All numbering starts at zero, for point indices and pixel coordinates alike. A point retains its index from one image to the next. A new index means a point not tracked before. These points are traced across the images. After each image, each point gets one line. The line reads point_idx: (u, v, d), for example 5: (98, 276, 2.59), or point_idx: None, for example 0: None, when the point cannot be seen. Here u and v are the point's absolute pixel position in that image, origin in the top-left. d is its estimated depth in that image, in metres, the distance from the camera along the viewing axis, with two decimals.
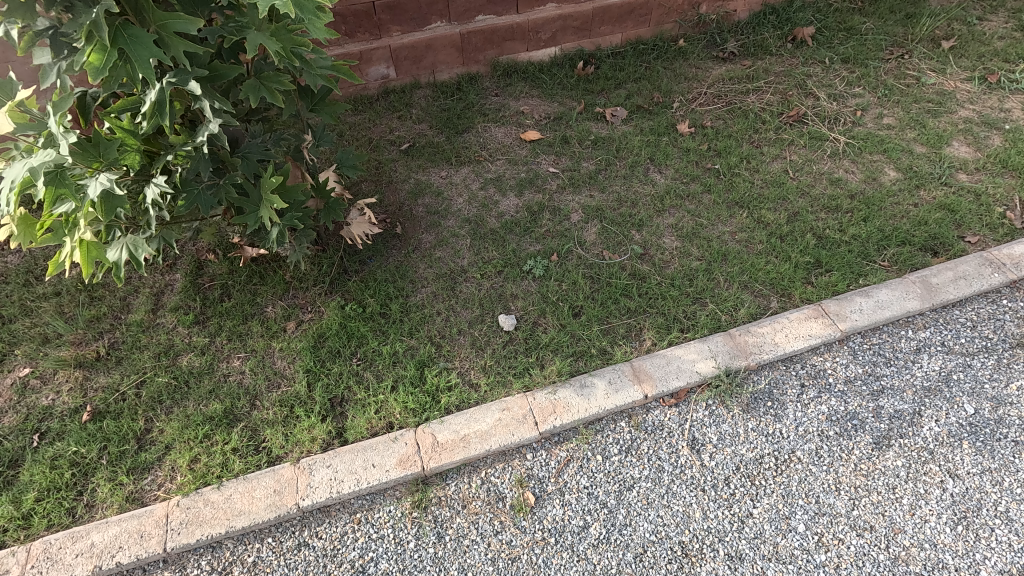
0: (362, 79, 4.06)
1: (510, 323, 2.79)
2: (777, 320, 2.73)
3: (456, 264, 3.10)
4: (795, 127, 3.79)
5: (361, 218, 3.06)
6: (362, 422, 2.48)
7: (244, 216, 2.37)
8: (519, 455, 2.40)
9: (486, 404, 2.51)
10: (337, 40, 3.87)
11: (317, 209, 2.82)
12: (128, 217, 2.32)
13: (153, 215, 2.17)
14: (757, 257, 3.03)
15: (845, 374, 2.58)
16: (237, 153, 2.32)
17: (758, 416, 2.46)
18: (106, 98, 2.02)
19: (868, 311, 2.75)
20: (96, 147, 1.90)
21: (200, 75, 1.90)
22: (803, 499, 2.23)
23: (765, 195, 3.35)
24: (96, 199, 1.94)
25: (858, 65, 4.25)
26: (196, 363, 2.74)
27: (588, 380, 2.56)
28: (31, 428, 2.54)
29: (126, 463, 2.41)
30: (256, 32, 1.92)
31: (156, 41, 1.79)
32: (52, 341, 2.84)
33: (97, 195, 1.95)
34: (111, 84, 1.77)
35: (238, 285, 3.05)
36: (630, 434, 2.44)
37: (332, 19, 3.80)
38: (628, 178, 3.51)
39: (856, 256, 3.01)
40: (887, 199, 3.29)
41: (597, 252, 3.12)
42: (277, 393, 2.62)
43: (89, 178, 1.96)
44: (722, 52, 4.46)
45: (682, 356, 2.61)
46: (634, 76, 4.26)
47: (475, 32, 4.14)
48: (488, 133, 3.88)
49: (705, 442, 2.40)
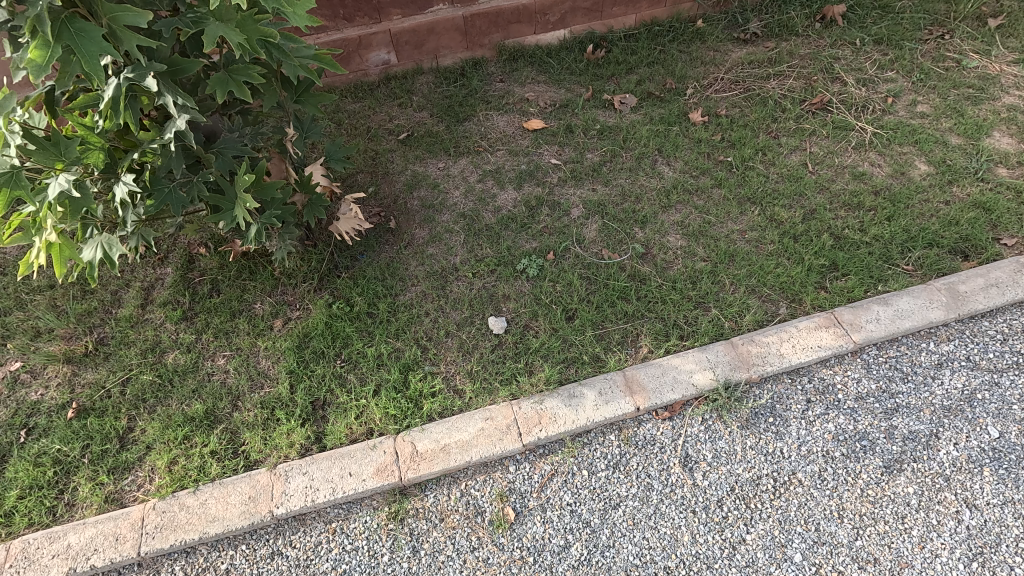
0: (362, 65, 3.93)
1: (499, 326, 2.68)
2: (784, 329, 2.54)
3: (448, 262, 2.99)
4: (818, 115, 3.52)
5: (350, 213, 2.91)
6: (342, 427, 2.41)
7: (220, 214, 2.29)
8: (501, 467, 2.30)
9: (469, 413, 2.40)
10: (335, 24, 3.75)
11: (302, 204, 2.71)
12: (105, 214, 2.27)
13: (123, 214, 2.12)
14: (767, 259, 2.84)
15: (856, 390, 2.38)
16: (212, 149, 2.23)
17: (758, 433, 2.30)
18: (71, 92, 1.94)
19: (886, 321, 2.53)
20: (56, 146, 1.84)
21: (159, 70, 1.80)
22: (802, 526, 2.08)
23: (781, 191, 3.13)
24: (56, 200, 1.88)
25: (892, 46, 3.92)
26: (181, 361, 2.71)
27: (576, 389, 2.43)
28: (18, 423, 2.54)
29: (107, 463, 2.39)
30: (218, 23, 1.80)
31: (108, 34, 1.68)
32: (44, 335, 2.84)
33: (56, 197, 1.88)
34: (65, 80, 1.69)
35: (228, 280, 3.00)
36: (619, 449, 2.31)
37: (330, 3, 3.67)
38: (634, 171, 3.32)
39: (876, 258, 2.80)
40: (915, 195, 3.04)
41: (596, 251, 2.96)
42: (260, 394, 2.57)
43: (52, 178, 1.91)
44: (744, 33, 4.17)
45: (678, 367, 2.45)
46: (646, 60, 4.03)
47: (479, 15, 3.95)
48: (490, 122, 3.72)
49: (699, 460, 2.26)
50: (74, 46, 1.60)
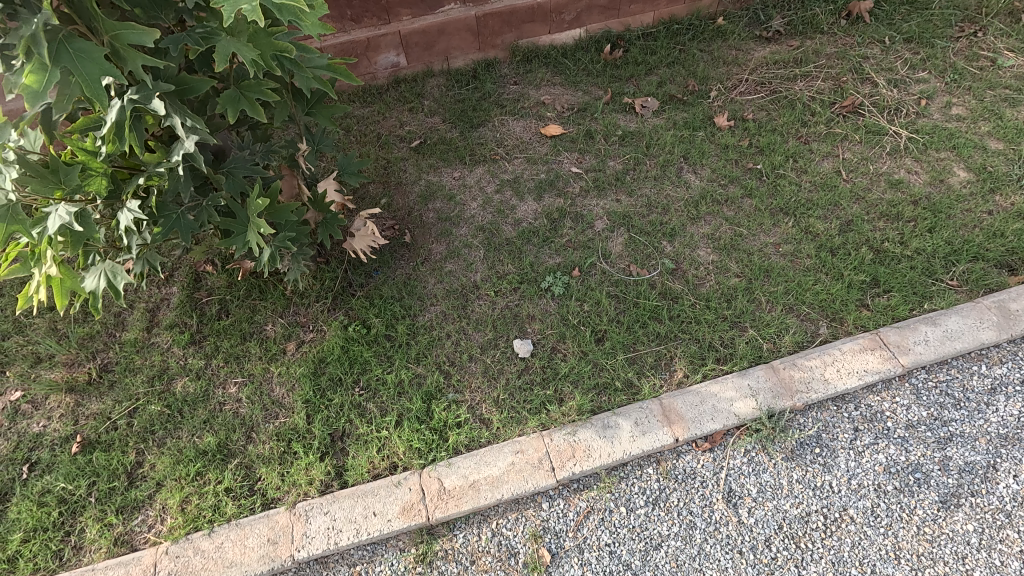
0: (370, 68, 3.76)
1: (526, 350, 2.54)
2: (827, 352, 2.41)
3: (467, 279, 2.84)
4: (849, 119, 3.37)
5: (365, 230, 2.76)
6: (364, 462, 2.28)
7: (232, 239, 2.14)
8: (534, 504, 2.17)
9: (498, 446, 2.27)
10: (342, 26, 3.58)
11: (315, 221, 2.56)
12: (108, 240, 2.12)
13: (129, 243, 1.97)
14: (804, 275, 2.71)
15: (906, 418, 2.26)
16: (222, 169, 2.09)
17: (804, 465, 2.18)
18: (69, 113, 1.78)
19: (934, 343, 2.41)
20: (55, 174, 1.70)
21: (166, 91, 1.65)
22: (858, 568, 1.96)
23: (814, 200, 2.99)
24: (57, 234, 1.73)
25: (923, 44, 3.76)
26: (191, 389, 2.57)
27: (611, 419, 2.30)
28: (20, 458, 2.40)
29: (116, 502, 2.26)
30: (229, 38, 1.65)
31: (110, 53, 1.53)
32: (45, 361, 2.69)
33: (56, 231, 1.74)
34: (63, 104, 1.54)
35: (237, 300, 2.85)
36: (658, 484, 2.19)
37: (337, 4, 3.50)
38: (659, 180, 3.17)
39: (919, 273, 2.66)
40: (956, 204, 2.90)
41: (623, 267, 2.82)
42: (275, 424, 2.44)
43: (52, 208, 1.76)
44: (766, 31, 4.01)
45: (718, 394, 2.33)
46: (666, 60, 3.87)
47: (492, 14, 3.78)
48: (506, 127, 3.57)
49: (743, 495, 2.14)
50: (73, 69, 1.44)
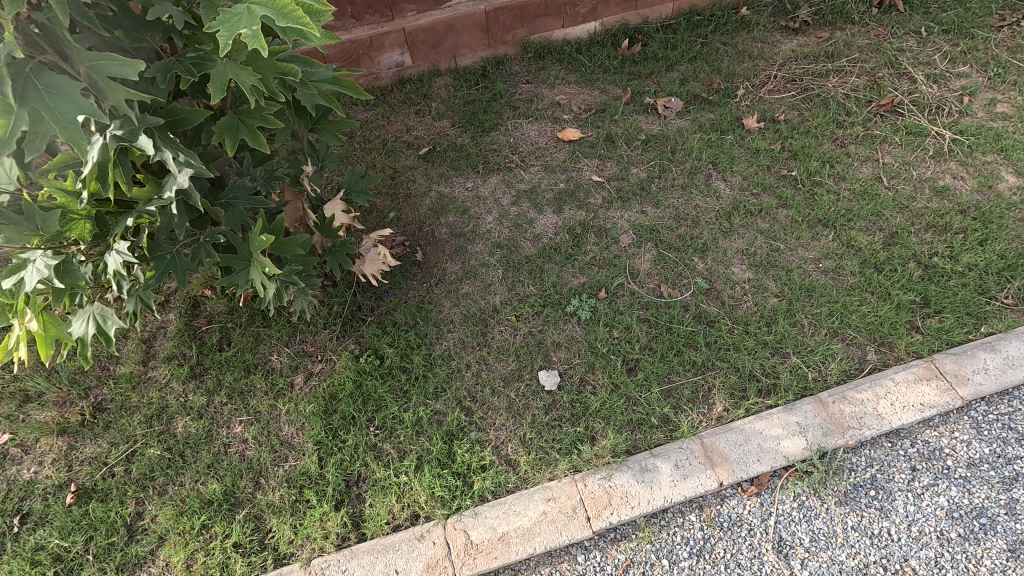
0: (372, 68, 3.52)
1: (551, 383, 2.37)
2: (879, 383, 2.24)
3: (486, 302, 2.66)
4: (888, 119, 3.15)
5: (375, 255, 2.57)
6: (383, 511, 2.12)
7: (233, 276, 1.94)
8: (568, 557, 2.01)
9: (528, 493, 2.11)
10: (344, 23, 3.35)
11: (323, 248, 2.37)
12: (96, 280, 1.92)
13: (119, 286, 1.77)
14: (848, 294, 2.52)
15: (967, 455, 2.10)
16: (220, 201, 1.90)
17: (859, 510, 2.02)
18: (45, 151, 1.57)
19: (994, 371, 2.23)
20: (30, 220, 1.48)
21: (155, 124, 1.44)
22: None
23: (854, 210, 2.79)
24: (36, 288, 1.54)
25: (962, 35, 3.53)
26: (193, 430, 2.39)
27: (649, 462, 2.13)
28: (11, 510, 2.23)
29: (115, 559, 2.09)
30: (226, 62, 1.44)
31: (88, 87, 1.31)
32: (34, 400, 2.50)
33: (34, 284, 1.55)
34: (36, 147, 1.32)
35: (239, 328, 2.67)
36: (702, 532, 2.02)
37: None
38: (687, 189, 2.96)
39: (972, 292, 2.48)
40: (1008, 213, 2.70)
41: (653, 287, 2.63)
42: (285, 468, 2.27)
43: (29, 256, 1.55)
44: (793, 22, 3.76)
45: (764, 432, 2.15)
46: (688, 55, 3.63)
47: (503, 9, 3.54)
48: (520, 131, 3.34)
49: (795, 545, 1.97)
50: (42, 108, 1.21)
